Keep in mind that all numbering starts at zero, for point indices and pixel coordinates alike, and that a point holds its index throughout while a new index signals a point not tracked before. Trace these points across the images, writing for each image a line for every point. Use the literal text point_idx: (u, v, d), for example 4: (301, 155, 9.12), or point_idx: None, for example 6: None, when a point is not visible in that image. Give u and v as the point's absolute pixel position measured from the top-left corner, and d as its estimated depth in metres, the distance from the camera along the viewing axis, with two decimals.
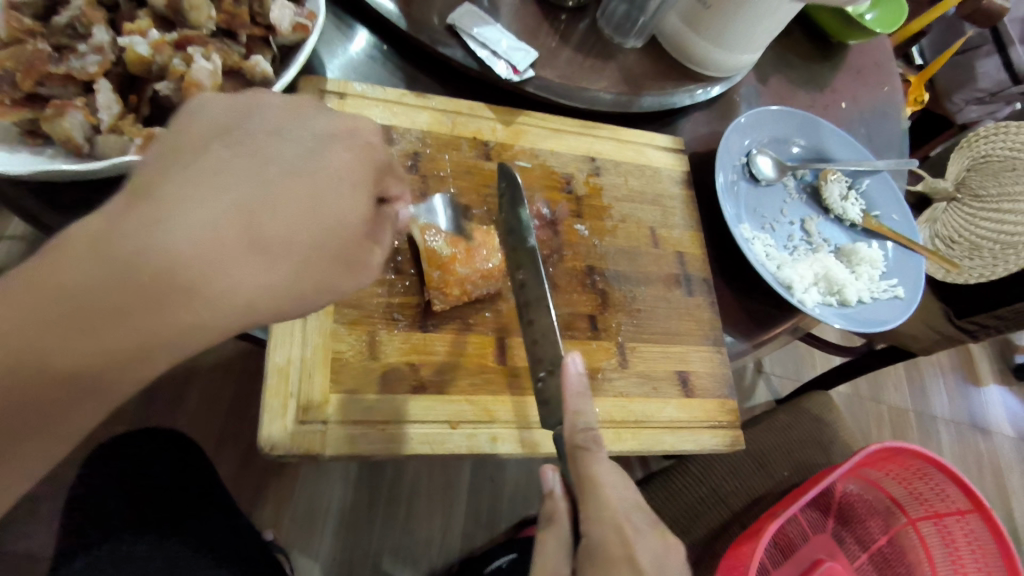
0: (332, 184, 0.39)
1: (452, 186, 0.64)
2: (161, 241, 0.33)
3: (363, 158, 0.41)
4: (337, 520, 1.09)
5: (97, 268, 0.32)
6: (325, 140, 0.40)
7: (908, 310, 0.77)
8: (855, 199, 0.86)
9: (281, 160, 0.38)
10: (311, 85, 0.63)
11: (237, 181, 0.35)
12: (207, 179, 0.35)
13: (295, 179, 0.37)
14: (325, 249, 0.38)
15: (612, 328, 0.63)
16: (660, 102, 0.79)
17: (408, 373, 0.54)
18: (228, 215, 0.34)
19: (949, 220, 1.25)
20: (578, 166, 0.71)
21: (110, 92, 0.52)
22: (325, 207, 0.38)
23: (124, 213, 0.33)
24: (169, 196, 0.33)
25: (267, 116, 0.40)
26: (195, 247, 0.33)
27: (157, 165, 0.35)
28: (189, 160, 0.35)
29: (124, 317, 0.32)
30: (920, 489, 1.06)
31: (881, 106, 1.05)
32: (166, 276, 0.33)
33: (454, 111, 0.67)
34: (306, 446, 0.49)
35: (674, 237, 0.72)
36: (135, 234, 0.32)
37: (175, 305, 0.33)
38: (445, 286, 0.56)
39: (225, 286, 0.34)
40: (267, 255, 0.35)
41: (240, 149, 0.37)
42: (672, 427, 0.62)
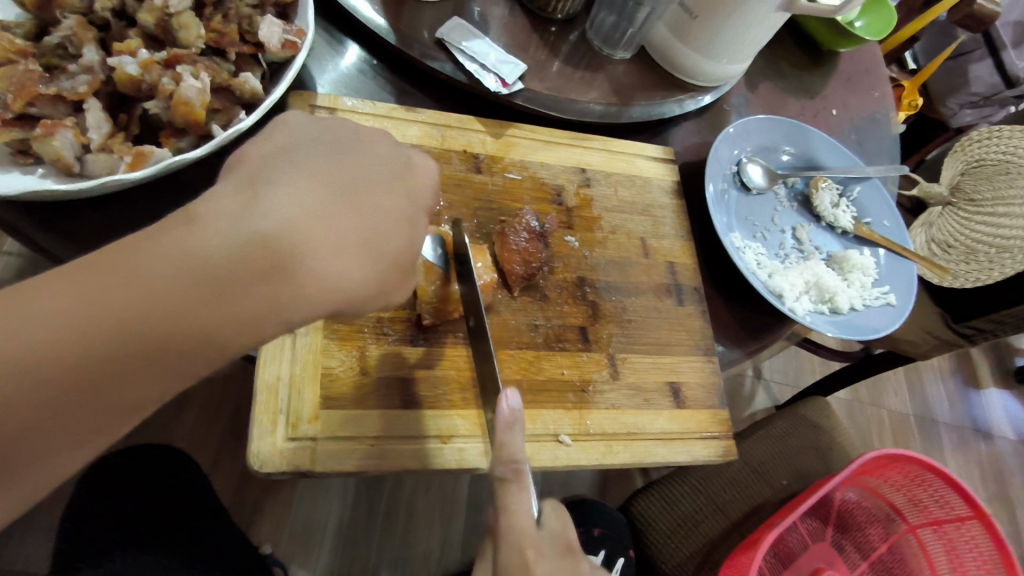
0: (412, 201, 0.44)
1: (444, 199, 0.64)
2: (278, 223, 0.37)
3: (421, 187, 0.45)
4: (334, 533, 1.08)
5: (218, 239, 0.35)
6: (406, 160, 0.46)
7: (901, 317, 0.77)
8: (846, 206, 0.86)
9: (373, 174, 0.43)
10: (300, 101, 0.63)
11: (338, 185, 0.41)
12: (314, 180, 0.40)
13: (383, 193, 0.43)
14: (400, 259, 0.42)
15: (602, 339, 0.64)
16: (650, 112, 0.79)
17: (399, 387, 0.54)
18: (332, 212, 0.39)
19: (945, 224, 1.25)
20: (568, 178, 0.71)
21: (99, 111, 0.52)
22: (404, 220, 0.43)
23: (245, 198, 0.38)
24: (286, 188, 0.39)
25: (359, 135, 0.45)
26: (305, 231, 0.38)
27: (270, 162, 0.40)
28: (296, 163, 0.41)
29: (234, 286, 0.35)
30: (922, 498, 1.06)
31: (871, 112, 1.05)
32: (277, 254, 0.37)
33: (444, 124, 0.67)
34: (295, 463, 0.49)
35: (665, 247, 0.72)
36: (257, 214, 0.37)
37: (281, 281, 0.37)
38: (437, 301, 0.57)
39: (323, 272, 0.38)
40: (358, 252, 0.40)
41: (340, 161, 0.43)
42: (664, 438, 0.62)
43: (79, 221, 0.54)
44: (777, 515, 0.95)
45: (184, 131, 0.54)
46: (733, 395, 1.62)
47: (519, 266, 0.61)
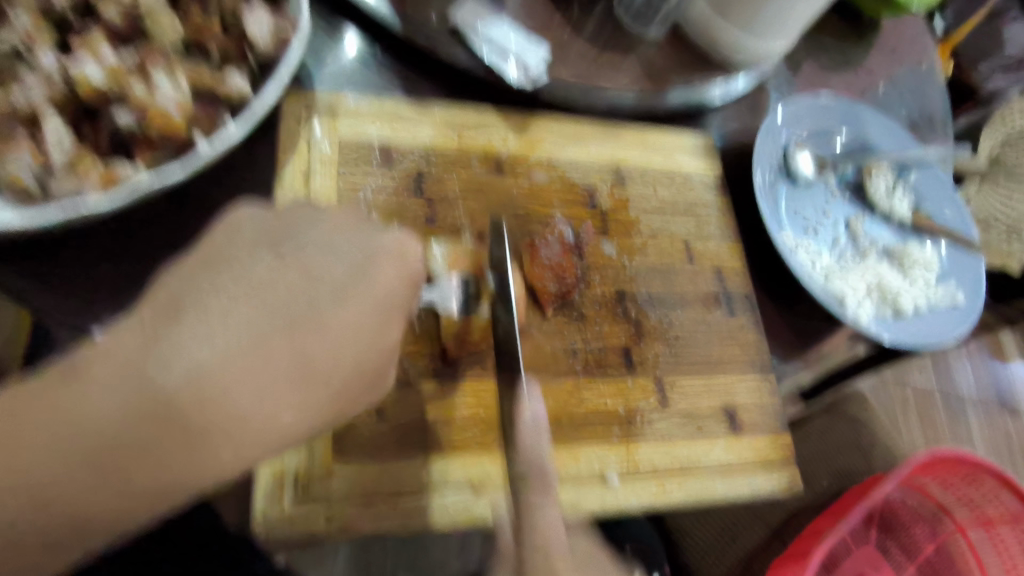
0: (378, 304, 0.37)
1: (464, 209, 0.57)
2: (192, 367, 0.32)
3: (383, 284, 0.37)
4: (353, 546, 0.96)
5: (127, 395, 0.31)
6: (373, 249, 0.37)
7: (968, 318, 0.70)
8: (903, 193, 0.77)
9: (330, 278, 0.36)
10: (297, 101, 0.55)
11: (276, 303, 0.34)
12: (244, 301, 0.34)
13: (336, 298, 0.36)
14: (360, 375, 0.36)
15: (648, 361, 0.56)
16: (685, 97, 0.71)
17: (424, 433, 0.47)
18: (267, 341, 0.33)
19: (986, 200, 1.15)
20: (601, 177, 0.63)
21: (62, 125, 0.44)
22: (366, 330, 0.36)
23: (158, 336, 0.32)
24: (210, 318, 0.33)
25: (313, 226, 0.37)
26: (234, 376, 0.32)
27: (193, 277, 0.34)
28: (229, 275, 0.34)
29: (151, 451, 0.31)
30: (969, 494, 0.91)
31: (920, 85, 0.96)
32: (198, 408, 0.32)
33: (459, 121, 0.60)
34: (309, 529, 0.43)
35: (711, 250, 0.64)
36: (167, 357, 0.31)
37: (210, 442, 0.32)
38: (466, 334, 0.49)
39: (258, 417, 0.33)
40: (304, 384, 0.34)
41: (285, 266, 0.35)
42: (721, 471, 0.55)
43: (49, 255, 0.47)
44: (825, 524, 0.87)
45: (162, 145, 0.46)
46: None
47: (552, 284, 0.54)
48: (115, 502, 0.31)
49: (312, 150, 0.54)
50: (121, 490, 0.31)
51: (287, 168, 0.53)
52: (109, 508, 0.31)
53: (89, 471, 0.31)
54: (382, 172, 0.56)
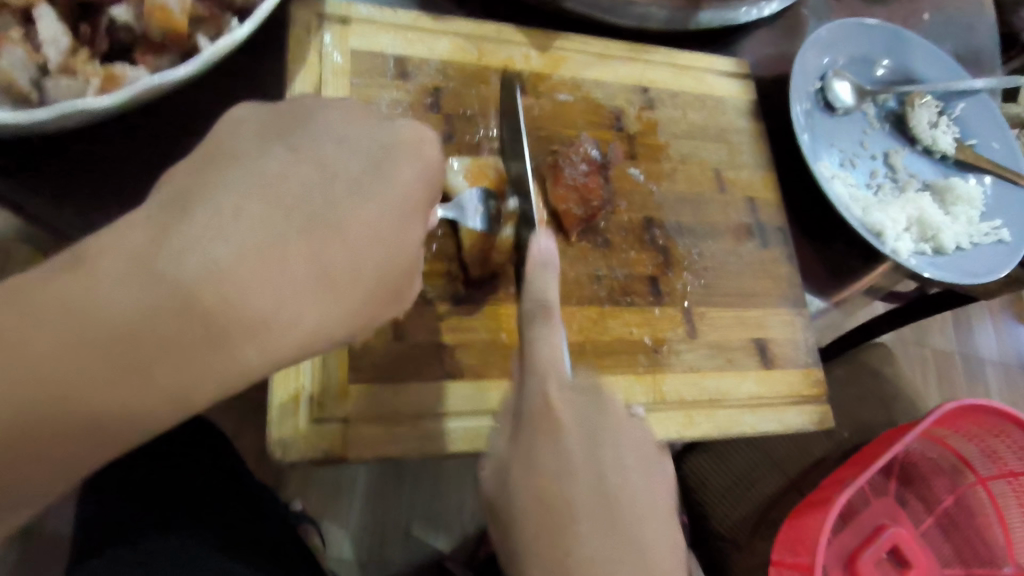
0: (399, 202, 0.33)
1: (484, 128, 0.54)
2: (205, 264, 0.27)
3: (409, 182, 0.34)
4: (363, 493, 0.97)
5: (130, 296, 0.26)
6: (389, 146, 0.34)
7: (1016, 255, 0.66)
8: (947, 125, 0.73)
9: (346, 175, 0.32)
10: (306, 10, 0.51)
11: (293, 198, 0.30)
12: (259, 196, 0.29)
13: (357, 194, 0.32)
14: (384, 282, 0.32)
15: (676, 290, 0.54)
16: (721, 17, 0.65)
17: (442, 355, 0.45)
18: (287, 238, 0.29)
19: None
20: (628, 98, 0.59)
21: (55, 20, 0.41)
22: (392, 230, 0.33)
23: (162, 229, 0.27)
24: (222, 208, 0.28)
25: (323, 120, 0.33)
26: (250, 273, 0.28)
27: (201, 171, 0.29)
28: (240, 167, 0.29)
29: (166, 357, 0.27)
30: (994, 447, 0.86)
31: (971, 14, 0.89)
32: (217, 309, 0.27)
33: (478, 36, 0.56)
34: (324, 450, 0.41)
35: (744, 178, 0.61)
36: (177, 250, 0.26)
37: (234, 346, 0.28)
38: (486, 250, 0.46)
39: (283, 320, 0.29)
40: (328, 285, 0.30)
41: (298, 161, 0.31)
42: (751, 404, 0.52)
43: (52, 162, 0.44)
44: (849, 471, 0.85)
45: (163, 46, 0.43)
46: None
47: (576, 206, 0.51)
48: (130, 412, 0.27)
49: (323, 61, 0.51)
50: (135, 406, 0.27)
51: (296, 80, 0.50)
52: (111, 421, 0.27)
53: (84, 388, 0.26)
54: (396, 87, 0.52)
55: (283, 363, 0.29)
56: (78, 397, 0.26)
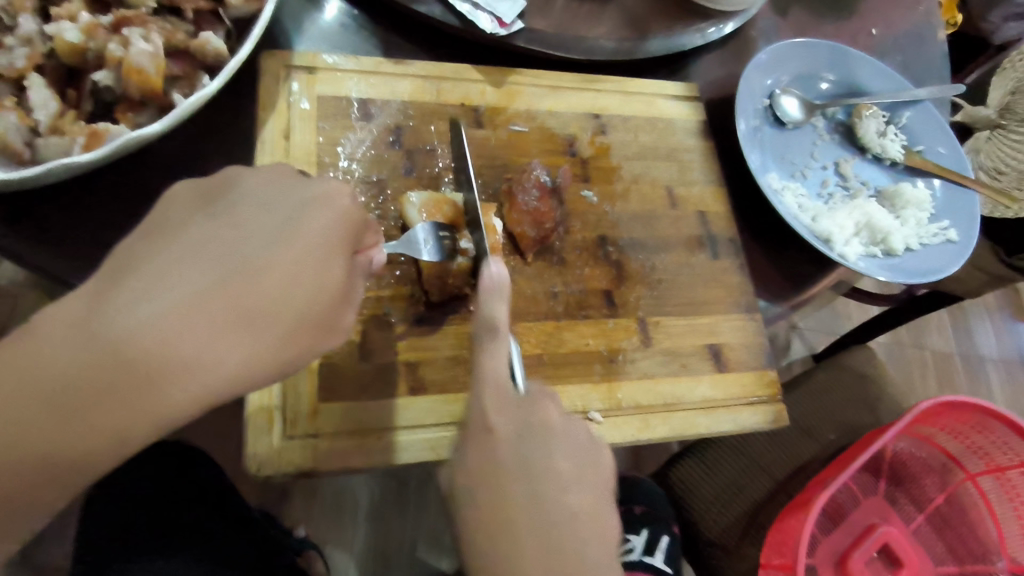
0: (316, 246, 0.36)
1: (443, 160, 0.58)
2: (135, 322, 0.31)
3: (327, 227, 0.37)
4: (366, 520, 1.00)
5: (75, 351, 0.31)
6: (307, 196, 0.37)
7: (963, 255, 0.69)
8: (894, 134, 0.76)
9: (265, 228, 0.36)
10: (274, 61, 0.56)
11: (213, 256, 0.34)
12: (184, 258, 0.33)
13: (275, 244, 0.35)
14: (308, 318, 0.36)
15: (630, 303, 0.57)
16: (668, 45, 0.70)
17: (407, 371, 0.49)
18: (205, 291, 0.33)
19: (995, 149, 1.11)
20: (581, 126, 0.63)
21: (44, 87, 0.46)
22: (307, 273, 0.36)
23: (99, 296, 0.32)
24: (149, 272, 0.32)
25: (246, 179, 0.37)
26: (176, 326, 0.32)
27: (135, 242, 0.33)
28: (169, 233, 0.34)
29: (105, 401, 0.31)
30: (980, 443, 0.89)
31: (919, 28, 0.93)
32: (145, 359, 0.31)
33: (437, 76, 0.60)
34: (295, 464, 0.45)
35: (694, 194, 0.64)
36: (113, 311, 0.31)
37: (162, 389, 0.32)
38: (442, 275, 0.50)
39: (205, 364, 0.33)
40: (252, 328, 0.34)
41: (221, 221, 0.35)
42: (706, 407, 0.56)
43: (38, 217, 0.48)
44: (829, 472, 0.87)
45: (142, 104, 0.48)
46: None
47: (530, 229, 0.54)
48: (81, 446, 0.32)
49: (291, 108, 0.55)
50: (94, 441, 0.32)
51: (266, 125, 0.54)
52: (74, 453, 0.32)
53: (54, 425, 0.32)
54: (360, 128, 0.57)
55: (214, 399, 0.33)
56: (35, 434, 0.31)
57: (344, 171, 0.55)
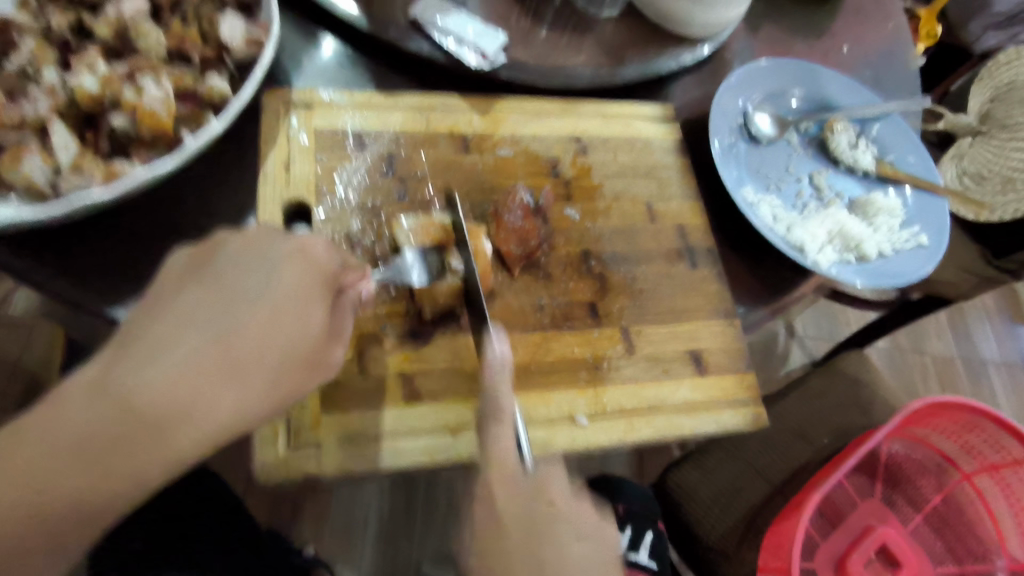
0: (293, 295, 0.42)
1: (433, 185, 0.62)
2: (141, 382, 0.37)
3: (301, 278, 0.42)
4: (374, 536, 1.11)
5: (91, 412, 0.37)
6: (280, 254, 0.43)
7: (933, 258, 0.73)
8: (865, 145, 0.80)
9: (245, 285, 0.41)
10: (275, 99, 0.60)
11: (204, 317, 0.39)
12: (179, 322, 0.39)
13: (255, 299, 0.41)
14: (293, 357, 0.41)
15: (613, 313, 0.61)
16: (645, 68, 0.74)
17: (404, 382, 0.52)
18: (197, 349, 0.38)
19: (978, 154, 1.21)
20: (563, 148, 0.67)
21: (65, 131, 0.50)
22: (284, 321, 0.41)
23: (110, 362, 0.37)
24: (151, 339, 0.38)
25: (226, 246, 0.42)
26: (175, 381, 0.37)
27: (140, 314, 0.39)
28: (166, 301, 0.39)
29: (118, 450, 0.37)
30: (974, 442, 0.91)
31: (889, 44, 0.98)
32: (151, 411, 0.37)
33: (427, 107, 0.65)
34: (300, 470, 0.48)
35: (673, 209, 0.68)
36: (122, 375, 0.37)
37: (167, 437, 0.37)
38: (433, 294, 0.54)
39: (204, 411, 0.38)
40: (243, 373, 0.39)
41: (207, 286, 0.40)
42: (688, 409, 0.59)
43: (62, 251, 0.52)
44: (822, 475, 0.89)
45: (153, 143, 0.52)
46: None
47: (516, 246, 0.58)
48: (104, 491, 0.37)
49: (292, 142, 0.59)
50: (116, 484, 0.38)
51: (268, 157, 0.58)
52: (98, 498, 0.37)
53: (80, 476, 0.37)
54: (356, 157, 0.61)
55: (214, 438, 0.39)
56: (64, 483, 0.37)
57: (341, 197, 0.59)
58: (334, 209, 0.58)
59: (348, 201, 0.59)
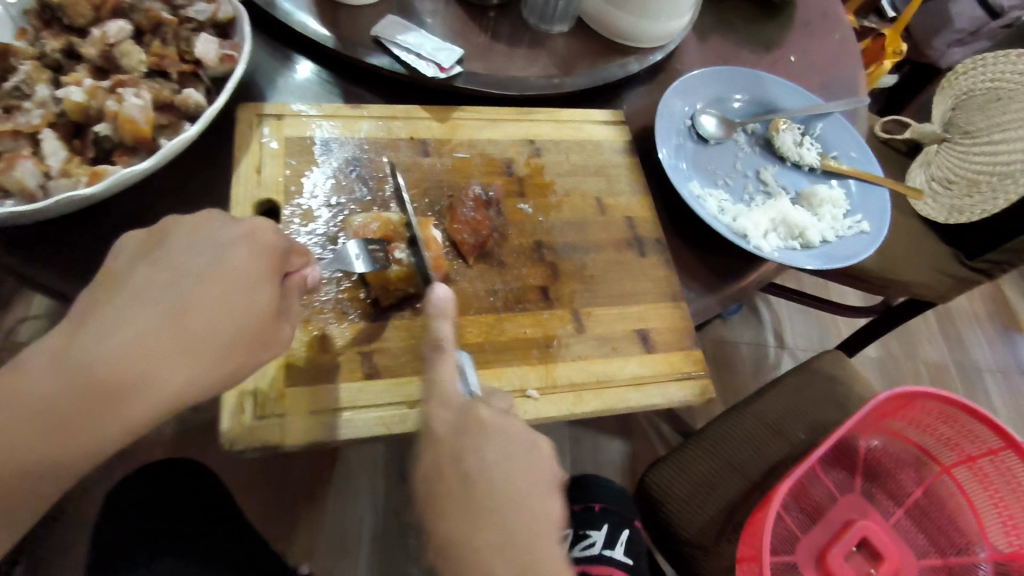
0: (242, 279, 0.47)
1: (393, 185, 0.67)
2: (105, 354, 0.43)
3: (251, 263, 0.48)
4: (370, 542, 1.14)
5: (59, 378, 0.43)
6: (227, 242, 0.48)
7: (876, 242, 0.76)
8: (810, 143, 0.85)
9: (194, 269, 0.47)
10: (248, 112, 0.66)
11: (160, 298, 0.45)
12: (135, 302, 0.45)
13: (200, 284, 0.46)
14: (241, 337, 0.47)
15: (564, 296, 0.65)
16: (594, 77, 0.80)
17: (363, 358, 0.57)
18: (150, 327, 0.44)
19: (944, 161, 1.23)
20: (517, 150, 0.73)
21: (55, 139, 0.56)
22: (231, 303, 0.46)
23: (75, 335, 0.44)
24: (111, 318, 0.44)
25: (178, 235, 0.48)
26: (132, 354, 0.44)
27: (98, 296, 0.45)
28: (122, 287, 0.45)
29: (81, 412, 0.43)
30: (945, 433, 0.92)
31: (836, 52, 1.04)
32: (110, 377, 0.43)
33: (389, 116, 0.70)
34: (263, 438, 0.52)
35: (622, 203, 0.73)
36: (85, 345, 0.43)
37: (126, 401, 0.44)
38: (386, 282, 0.58)
39: (159, 383, 0.44)
40: (192, 349, 0.45)
41: (156, 271, 0.46)
42: (635, 383, 0.62)
43: (47, 247, 0.57)
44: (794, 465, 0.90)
45: (134, 149, 0.58)
46: (724, 369, 1.68)
47: (469, 236, 0.63)
48: (72, 446, 0.44)
49: (262, 148, 0.65)
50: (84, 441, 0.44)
51: (241, 162, 0.64)
52: (66, 451, 0.44)
53: (55, 433, 0.43)
54: (322, 161, 0.66)
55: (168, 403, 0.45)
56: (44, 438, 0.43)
57: (307, 196, 0.64)
58: (301, 208, 0.63)
59: (315, 199, 0.64)
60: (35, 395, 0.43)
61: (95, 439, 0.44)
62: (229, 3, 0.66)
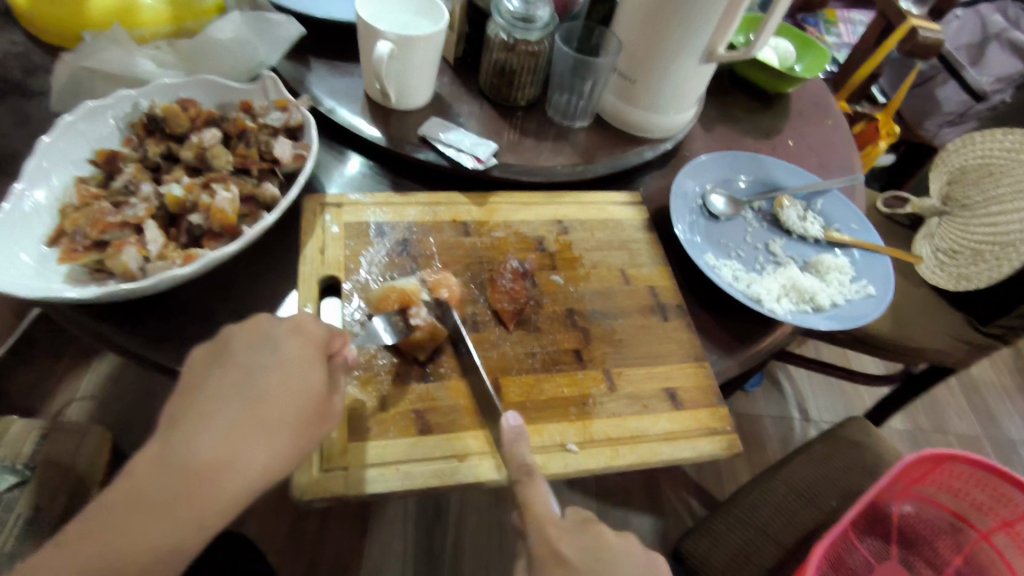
0: (301, 364, 0.54)
1: (439, 262, 0.75)
2: (201, 446, 0.48)
3: (308, 349, 0.55)
4: None
5: (159, 474, 0.47)
6: (281, 336, 0.55)
7: (882, 304, 0.82)
8: (813, 218, 0.93)
9: (256, 363, 0.53)
10: (313, 202, 0.76)
11: (239, 393, 0.51)
12: (218, 399, 0.51)
13: (268, 374, 0.52)
14: (310, 412, 0.53)
15: (597, 357, 0.71)
16: (612, 164, 0.89)
17: (418, 417, 0.62)
18: (233, 419, 0.50)
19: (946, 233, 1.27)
20: (548, 229, 0.81)
21: (156, 228, 0.65)
22: (295, 384, 0.53)
23: (171, 434, 0.49)
24: (201, 418, 0.50)
25: (238, 338, 0.55)
26: (224, 444, 0.49)
27: (183, 403, 0.51)
28: (203, 388, 0.52)
29: (183, 502, 0.47)
30: (978, 497, 0.91)
31: (830, 135, 1.14)
32: (204, 468, 0.48)
33: (434, 203, 0.80)
34: (329, 489, 0.57)
35: (644, 273, 0.80)
36: (183, 442, 0.48)
37: (218, 485, 0.48)
38: (416, 340, 0.65)
39: (246, 468, 0.49)
40: (270, 429, 0.51)
41: (226, 371, 0.52)
42: (667, 438, 0.67)
43: (141, 323, 0.64)
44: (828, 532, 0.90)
45: (220, 234, 0.67)
46: (753, 442, 1.68)
47: (508, 304, 0.71)
48: (157, 514, 0.46)
49: (325, 232, 0.74)
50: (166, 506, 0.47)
51: (307, 244, 0.72)
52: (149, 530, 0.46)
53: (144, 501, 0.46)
54: (377, 241, 0.75)
55: (253, 481, 0.49)
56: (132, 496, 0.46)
57: (365, 274, 0.72)
58: (360, 282, 0.71)
59: (371, 274, 0.72)
60: (150, 479, 0.47)
61: (185, 516, 0.47)
62: (298, 112, 0.77)
